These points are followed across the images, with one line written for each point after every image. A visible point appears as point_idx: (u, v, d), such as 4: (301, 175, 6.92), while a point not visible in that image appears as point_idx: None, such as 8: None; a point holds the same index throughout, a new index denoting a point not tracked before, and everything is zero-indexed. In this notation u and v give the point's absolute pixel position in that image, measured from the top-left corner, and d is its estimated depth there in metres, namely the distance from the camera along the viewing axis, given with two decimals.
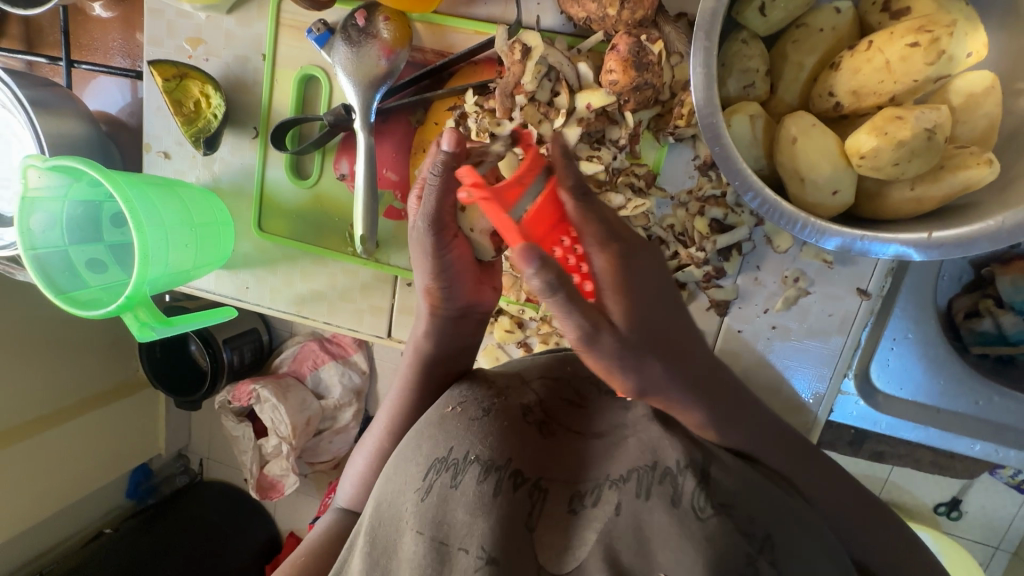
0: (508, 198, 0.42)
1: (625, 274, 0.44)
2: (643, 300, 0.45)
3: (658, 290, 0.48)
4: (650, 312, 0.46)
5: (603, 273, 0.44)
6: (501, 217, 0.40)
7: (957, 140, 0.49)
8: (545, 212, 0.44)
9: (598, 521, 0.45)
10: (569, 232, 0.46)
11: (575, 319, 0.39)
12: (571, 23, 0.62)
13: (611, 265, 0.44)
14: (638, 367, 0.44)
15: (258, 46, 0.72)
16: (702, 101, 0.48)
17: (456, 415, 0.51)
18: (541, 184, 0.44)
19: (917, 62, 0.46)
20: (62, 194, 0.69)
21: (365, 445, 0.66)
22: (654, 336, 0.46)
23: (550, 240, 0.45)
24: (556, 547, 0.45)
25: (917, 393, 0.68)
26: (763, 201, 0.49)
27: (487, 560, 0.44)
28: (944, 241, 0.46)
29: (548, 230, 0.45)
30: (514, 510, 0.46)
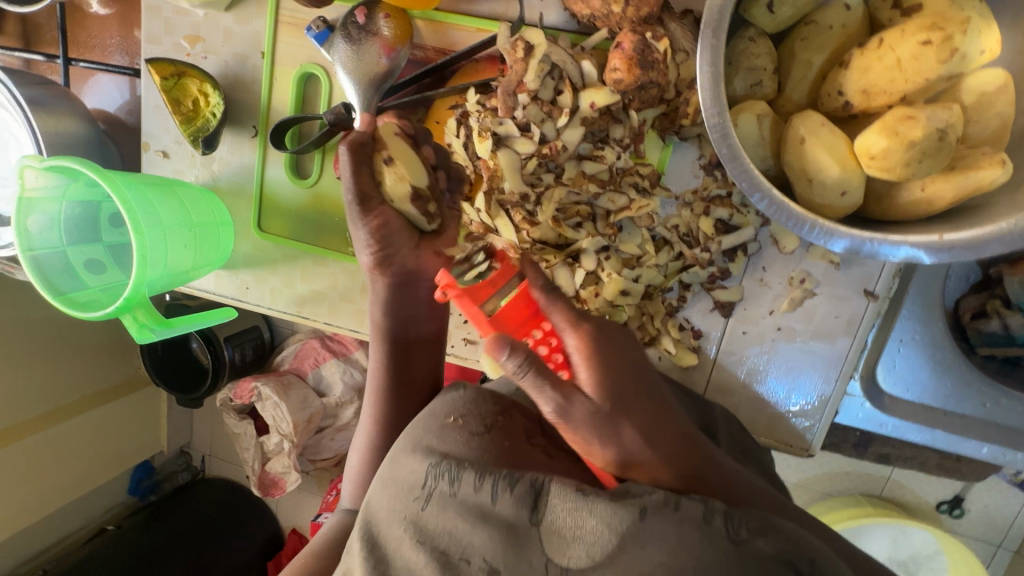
0: (482, 292, 0.52)
1: (593, 356, 0.48)
2: (617, 376, 0.48)
3: (631, 363, 0.50)
4: (624, 389, 0.48)
5: (573, 351, 0.49)
6: (472, 310, 0.50)
7: (968, 139, 0.48)
8: (511, 310, 0.51)
9: (618, 522, 0.41)
10: (541, 325, 0.52)
11: (547, 392, 0.45)
12: (574, 20, 0.61)
13: (579, 347, 0.49)
14: (615, 435, 0.46)
15: (257, 43, 0.71)
16: (708, 100, 0.47)
17: (456, 426, 0.52)
18: (513, 284, 0.53)
19: (929, 60, 0.45)
20: (60, 194, 0.68)
21: (357, 446, 0.65)
22: (632, 405, 0.48)
23: (522, 332, 0.52)
24: (562, 539, 0.42)
25: (923, 395, 0.68)
26: (770, 203, 0.49)
27: (490, 570, 0.42)
28: (955, 244, 0.45)
29: (521, 324, 0.52)
30: (514, 505, 0.44)
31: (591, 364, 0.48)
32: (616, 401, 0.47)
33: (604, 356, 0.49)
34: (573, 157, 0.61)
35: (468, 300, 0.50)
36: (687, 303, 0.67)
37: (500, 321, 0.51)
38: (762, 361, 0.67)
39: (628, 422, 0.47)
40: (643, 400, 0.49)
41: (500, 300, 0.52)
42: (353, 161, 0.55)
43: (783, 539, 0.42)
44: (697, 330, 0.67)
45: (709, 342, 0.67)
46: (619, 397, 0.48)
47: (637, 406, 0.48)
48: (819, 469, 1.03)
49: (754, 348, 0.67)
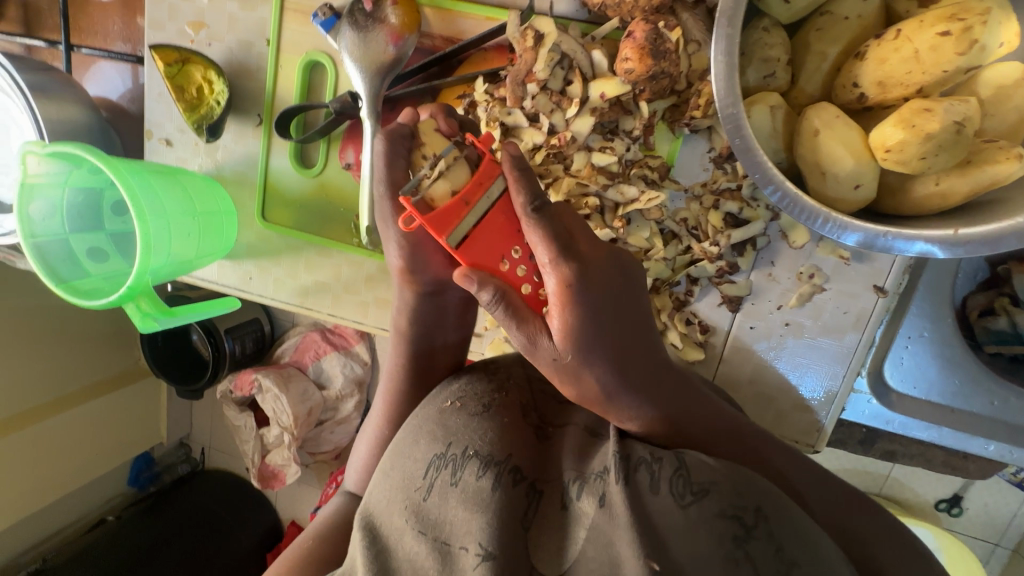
0: (451, 220, 0.44)
1: (572, 298, 0.43)
2: (595, 315, 0.44)
3: (610, 302, 0.45)
4: (600, 326, 0.44)
5: (551, 294, 0.43)
6: (441, 241, 0.43)
7: (984, 133, 0.48)
8: (495, 224, 0.46)
9: (587, 517, 0.43)
10: (522, 243, 0.46)
11: (517, 334, 0.44)
12: (585, 9, 0.60)
13: (557, 289, 0.43)
14: (577, 376, 0.45)
15: (262, 30, 0.70)
16: (723, 90, 0.46)
17: (455, 409, 0.51)
18: (493, 197, 0.46)
19: (948, 52, 0.44)
20: (62, 181, 0.67)
21: (365, 433, 0.65)
22: (604, 343, 0.44)
23: (500, 253, 0.46)
24: (550, 550, 0.43)
25: (930, 393, 0.67)
26: (783, 195, 0.48)
27: (486, 556, 0.42)
28: (971, 238, 0.44)
29: (498, 240, 0.46)
30: (511, 506, 0.45)
31: (564, 310, 0.43)
32: (586, 348, 0.44)
33: (583, 296, 0.43)
34: (581, 148, 0.60)
35: (437, 231, 0.43)
36: (696, 297, 0.66)
37: (477, 247, 0.45)
38: (770, 357, 0.66)
39: (591, 370, 0.45)
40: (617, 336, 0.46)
41: (479, 214, 0.45)
42: (385, 155, 0.51)
43: (730, 492, 0.43)
44: (705, 325, 0.67)
45: (717, 336, 0.67)
46: (593, 339, 0.44)
47: (611, 348, 0.45)
48: (819, 465, 1.02)
49: (762, 343, 0.66)
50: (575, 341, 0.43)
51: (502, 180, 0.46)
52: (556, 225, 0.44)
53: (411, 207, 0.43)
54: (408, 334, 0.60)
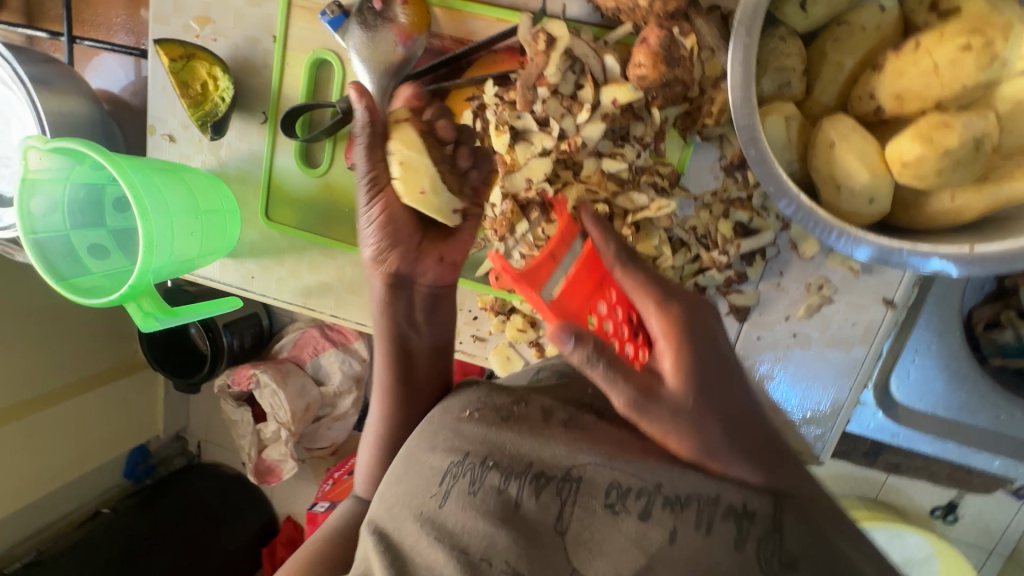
0: (541, 275, 0.55)
1: (677, 344, 0.46)
2: (700, 363, 0.46)
3: (713, 355, 0.47)
4: (705, 377, 0.46)
5: (654, 330, 0.48)
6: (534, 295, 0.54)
7: (1001, 149, 0.47)
8: (578, 281, 0.55)
9: (649, 541, 0.41)
10: (605, 297, 0.56)
11: (622, 387, 0.44)
12: (597, 13, 0.60)
13: (659, 328, 0.48)
14: (691, 428, 0.44)
15: (269, 27, 0.69)
16: (738, 101, 0.46)
17: (471, 419, 0.50)
18: (572, 258, 0.56)
19: (967, 66, 0.44)
20: (64, 176, 0.66)
21: (367, 438, 0.60)
22: (711, 396, 0.46)
23: (587, 309, 0.55)
24: (593, 551, 0.42)
25: (937, 407, 0.67)
26: (798, 209, 0.48)
27: (513, 575, 0.41)
28: (987, 257, 0.44)
29: (585, 296, 0.56)
30: (541, 518, 0.44)
31: (669, 350, 0.46)
32: (697, 392, 0.45)
33: (686, 338, 0.47)
34: (592, 154, 0.60)
35: (531, 287, 0.54)
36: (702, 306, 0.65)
37: (565, 298, 0.55)
38: (776, 368, 0.66)
39: (707, 417, 0.45)
40: (726, 393, 0.46)
41: (564, 271, 0.56)
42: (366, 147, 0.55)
43: (819, 571, 0.42)
44: None
45: None
46: (700, 384, 0.45)
47: (719, 408, 0.46)
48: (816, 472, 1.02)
49: (768, 354, 0.66)
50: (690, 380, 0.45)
51: (583, 235, 0.57)
52: (647, 274, 0.52)
53: (505, 265, 0.53)
54: (401, 340, 0.58)
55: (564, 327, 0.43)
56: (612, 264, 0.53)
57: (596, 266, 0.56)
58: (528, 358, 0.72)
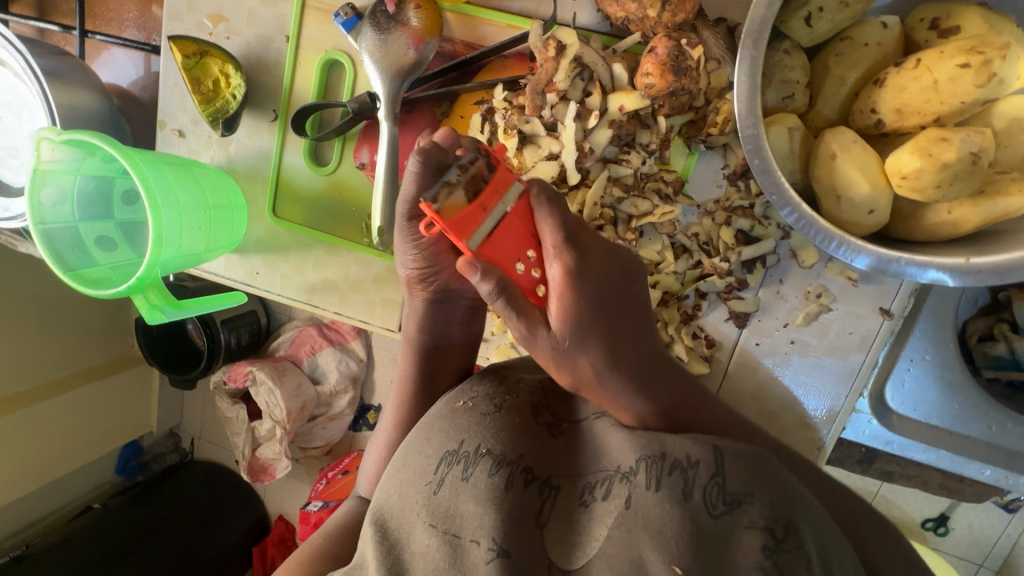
0: (470, 224, 0.44)
1: (571, 289, 0.47)
2: (591, 296, 0.48)
3: (605, 301, 0.49)
4: (600, 321, 0.49)
5: (553, 282, 0.47)
6: (459, 246, 0.44)
7: (997, 164, 0.49)
8: (509, 231, 0.46)
9: (610, 514, 0.43)
10: (537, 245, 0.47)
11: (516, 321, 0.46)
12: (607, 22, 0.61)
13: (559, 279, 0.46)
14: (572, 363, 0.49)
15: (282, 27, 0.71)
16: (744, 112, 0.47)
17: (466, 408, 0.53)
18: (507, 203, 0.46)
19: (966, 83, 0.45)
20: (74, 168, 0.67)
21: (376, 440, 0.65)
22: (595, 332, 0.48)
23: (516, 255, 0.46)
24: (568, 543, 0.44)
25: (930, 416, 0.68)
26: (800, 217, 0.49)
27: (500, 552, 0.43)
28: (982, 267, 0.45)
29: (516, 241, 0.46)
30: (524, 504, 0.46)
31: (564, 300, 0.46)
32: (579, 333, 0.48)
33: (580, 289, 0.47)
34: (599, 160, 0.61)
35: (456, 237, 0.44)
36: (703, 311, 0.66)
37: (490, 251, 0.45)
38: (775, 374, 0.67)
39: (584, 354, 0.48)
40: (613, 324, 0.50)
41: (498, 212, 0.46)
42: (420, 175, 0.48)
43: (765, 504, 0.42)
44: (711, 339, 0.67)
45: (723, 351, 0.67)
46: (588, 328, 0.48)
47: (607, 334, 0.49)
48: None
49: (767, 360, 0.67)
50: (577, 260, 0.47)
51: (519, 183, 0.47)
52: (565, 217, 0.48)
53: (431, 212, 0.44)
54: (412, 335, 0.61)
55: (474, 260, 0.44)
56: (535, 212, 0.47)
57: (528, 214, 0.47)
58: None
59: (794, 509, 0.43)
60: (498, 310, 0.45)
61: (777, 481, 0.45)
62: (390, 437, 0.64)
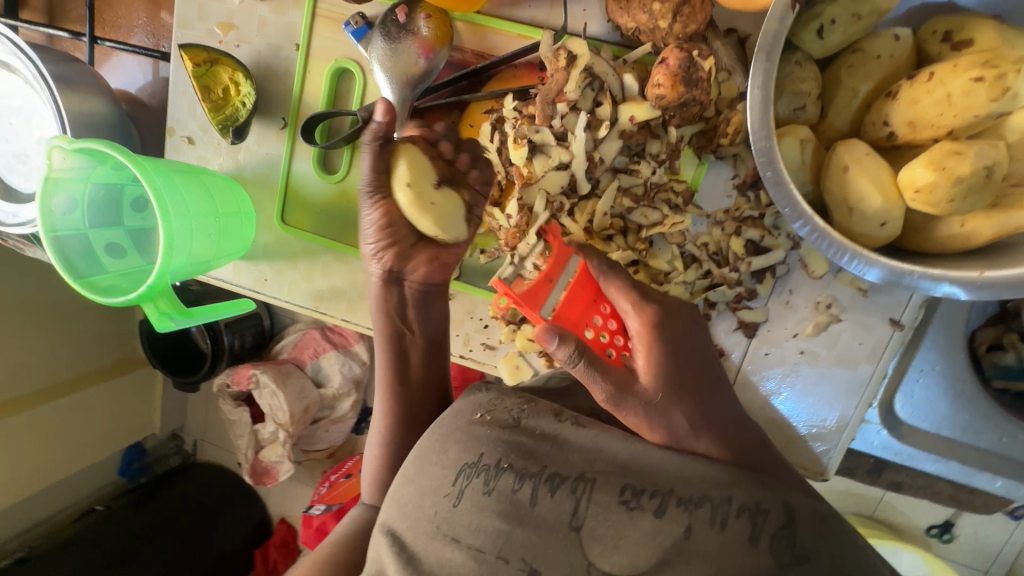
0: (538, 295, 0.59)
1: (653, 342, 0.55)
2: (672, 354, 0.55)
3: (685, 349, 0.55)
4: (682, 375, 0.54)
5: (635, 332, 0.56)
6: (533, 314, 0.59)
7: (1011, 177, 0.48)
8: (573, 298, 0.59)
9: (662, 534, 0.43)
10: (605, 307, 0.60)
11: (602, 383, 0.51)
12: (617, 32, 0.61)
13: (638, 327, 0.56)
14: (665, 416, 0.51)
15: (292, 35, 0.71)
16: (757, 124, 0.47)
17: (484, 421, 0.52)
18: (569, 271, 0.60)
19: (981, 97, 0.45)
20: (85, 176, 0.67)
21: (371, 441, 0.65)
22: (682, 389, 0.53)
23: (584, 321, 0.59)
24: (604, 544, 0.44)
25: (940, 426, 0.68)
26: (813, 230, 0.49)
27: (530, 571, 0.43)
28: (997, 281, 0.45)
29: (584, 309, 0.60)
30: (555, 512, 0.45)
31: (650, 355, 0.54)
32: (670, 390, 0.52)
33: (660, 336, 0.55)
34: (609, 170, 0.61)
35: (530, 307, 0.59)
36: (712, 320, 0.66)
37: (562, 315, 0.59)
38: (783, 383, 0.67)
39: (678, 409, 0.51)
40: (693, 380, 0.54)
41: (560, 292, 0.60)
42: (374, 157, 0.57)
43: (829, 563, 0.45)
44: (719, 348, 0.67)
45: (731, 361, 0.67)
46: (673, 382, 0.53)
47: (694, 396, 0.53)
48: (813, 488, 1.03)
49: (775, 370, 0.67)
50: (649, 312, 0.57)
51: (575, 258, 0.60)
52: (630, 285, 0.58)
53: (505, 288, 0.60)
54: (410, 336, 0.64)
55: (550, 329, 0.51)
56: (597, 276, 0.59)
57: (590, 282, 0.60)
58: (537, 368, 0.72)
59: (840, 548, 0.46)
60: (579, 373, 0.51)
61: (835, 531, 0.48)
62: (381, 438, 0.64)
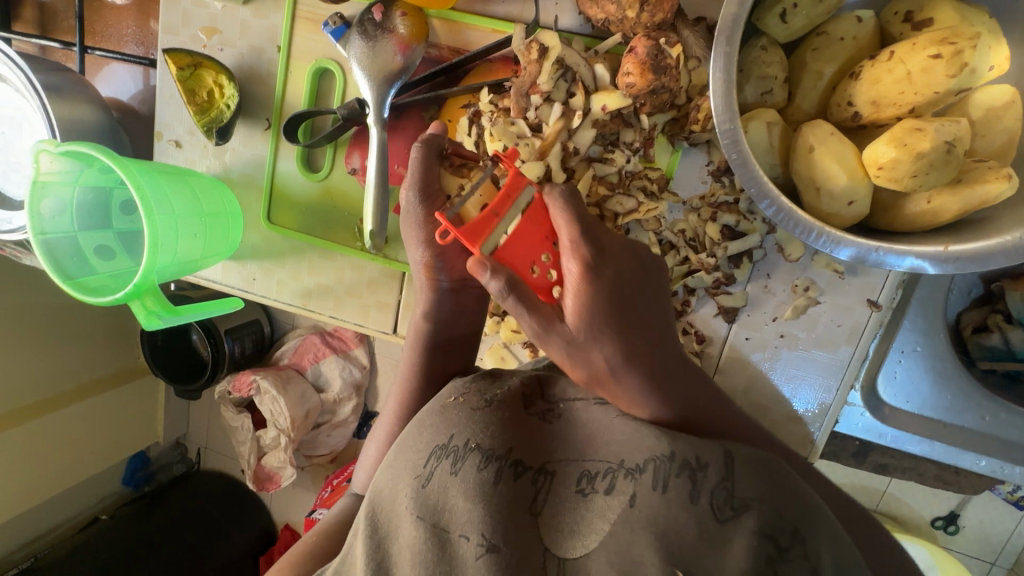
0: (483, 231, 0.46)
1: (588, 280, 0.48)
2: (608, 289, 0.49)
3: (619, 297, 0.50)
4: (614, 308, 0.50)
5: (569, 277, 0.48)
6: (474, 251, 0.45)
7: (975, 153, 0.49)
8: (522, 233, 0.48)
9: (612, 510, 0.43)
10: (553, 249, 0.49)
11: (529, 317, 0.47)
12: (588, 24, 0.62)
13: (575, 277, 0.48)
14: (586, 357, 0.50)
15: (274, 37, 0.72)
16: (720, 107, 0.48)
17: (458, 405, 0.53)
18: (521, 206, 0.49)
19: (938, 74, 0.46)
20: (73, 180, 0.69)
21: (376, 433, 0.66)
22: (612, 323, 0.50)
23: (532, 259, 0.49)
24: (564, 532, 0.44)
25: (924, 408, 0.68)
26: (778, 209, 0.49)
27: (489, 547, 0.43)
28: (961, 255, 0.46)
29: (530, 245, 0.49)
30: (516, 496, 0.46)
31: (579, 293, 0.48)
32: (594, 327, 0.49)
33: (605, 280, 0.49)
34: (584, 159, 0.62)
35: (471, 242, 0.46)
36: (693, 307, 0.67)
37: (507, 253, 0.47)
38: (764, 367, 0.67)
39: (600, 348, 0.50)
40: (633, 316, 0.52)
41: (507, 224, 0.48)
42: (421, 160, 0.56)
43: (772, 511, 0.43)
44: (701, 335, 0.68)
45: (713, 346, 0.68)
46: (603, 322, 0.49)
47: (620, 328, 0.50)
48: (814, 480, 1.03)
49: (757, 354, 0.67)
50: (589, 250, 0.49)
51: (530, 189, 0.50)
52: (579, 215, 0.50)
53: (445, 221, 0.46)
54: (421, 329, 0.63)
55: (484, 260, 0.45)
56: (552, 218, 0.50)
57: (544, 218, 0.50)
58: (522, 360, 0.73)
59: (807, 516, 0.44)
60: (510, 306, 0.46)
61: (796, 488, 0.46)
62: (390, 430, 0.64)
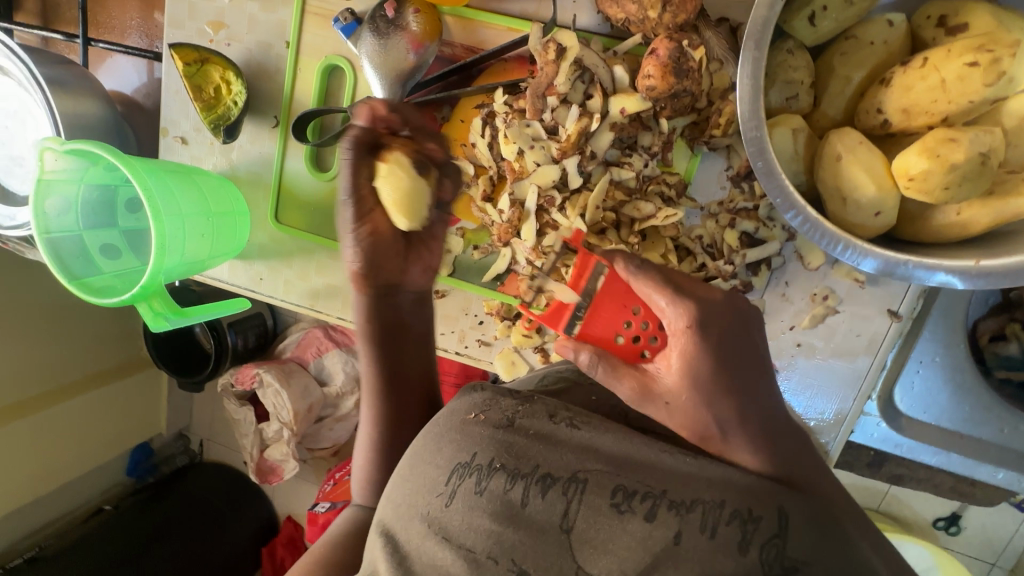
0: (561, 315, 0.54)
1: (691, 340, 0.45)
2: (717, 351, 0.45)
3: (731, 348, 0.46)
4: (725, 372, 0.45)
5: (669, 332, 0.46)
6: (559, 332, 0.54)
7: (1007, 164, 0.48)
8: (603, 304, 0.52)
9: (653, 541, 0.42)
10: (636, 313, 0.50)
11: (621, 385, 0.47)
12: (608, 23, 0.61)
13: (674, 329, 0.46)
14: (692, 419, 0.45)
15: (282, 33, 0.70)
16: (747, 113, 0.46)
17: (478, 422, 0.50)
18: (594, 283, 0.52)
19: (975, 82, 0.44)
20: (78, 177, 0.67)
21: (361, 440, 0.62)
22: (723, 390, 0.45)
23: (616, 328, 0.51)
24: (593, 547, 0.43)
25: (940, 418, 0.67)
26: (806, 220, 0.48)
27: (519, 572, 0.43)
28: (992, 270, 0.44)
29: (614, 312, 0.52)
30: (545, 515, 0.45)
31: (680, 349, 0.45)
32: (702, 394, 0.44)
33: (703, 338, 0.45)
34: (600, 163, 0.61)
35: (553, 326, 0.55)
36: None
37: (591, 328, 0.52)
38: (780, 376, 0.66)
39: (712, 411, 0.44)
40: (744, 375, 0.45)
41: (584, 304, 0.53)
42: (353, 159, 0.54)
43: (801, 541, 0.41)
44: None
45: None
46: (709, 384, 0.44)
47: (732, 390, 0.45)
48: None
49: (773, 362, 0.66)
50: (689, 302, 0.46)
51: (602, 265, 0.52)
52: (661, 272, 0.48)
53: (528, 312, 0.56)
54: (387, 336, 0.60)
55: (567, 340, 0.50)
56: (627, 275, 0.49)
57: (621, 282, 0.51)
58: (532, 364, 0.72)
59: (832, 537, 0.43)
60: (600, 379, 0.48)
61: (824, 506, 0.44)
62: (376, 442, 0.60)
